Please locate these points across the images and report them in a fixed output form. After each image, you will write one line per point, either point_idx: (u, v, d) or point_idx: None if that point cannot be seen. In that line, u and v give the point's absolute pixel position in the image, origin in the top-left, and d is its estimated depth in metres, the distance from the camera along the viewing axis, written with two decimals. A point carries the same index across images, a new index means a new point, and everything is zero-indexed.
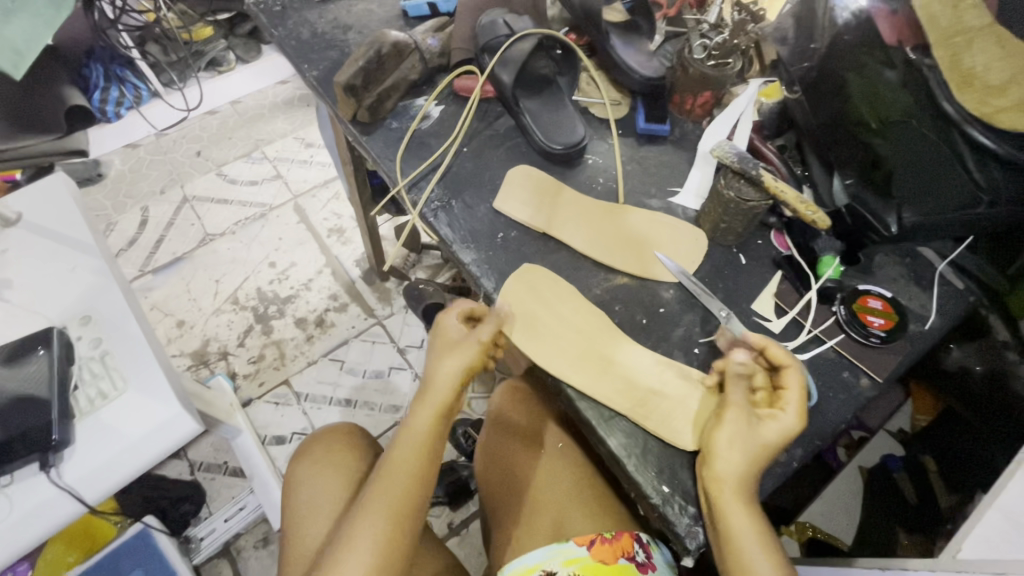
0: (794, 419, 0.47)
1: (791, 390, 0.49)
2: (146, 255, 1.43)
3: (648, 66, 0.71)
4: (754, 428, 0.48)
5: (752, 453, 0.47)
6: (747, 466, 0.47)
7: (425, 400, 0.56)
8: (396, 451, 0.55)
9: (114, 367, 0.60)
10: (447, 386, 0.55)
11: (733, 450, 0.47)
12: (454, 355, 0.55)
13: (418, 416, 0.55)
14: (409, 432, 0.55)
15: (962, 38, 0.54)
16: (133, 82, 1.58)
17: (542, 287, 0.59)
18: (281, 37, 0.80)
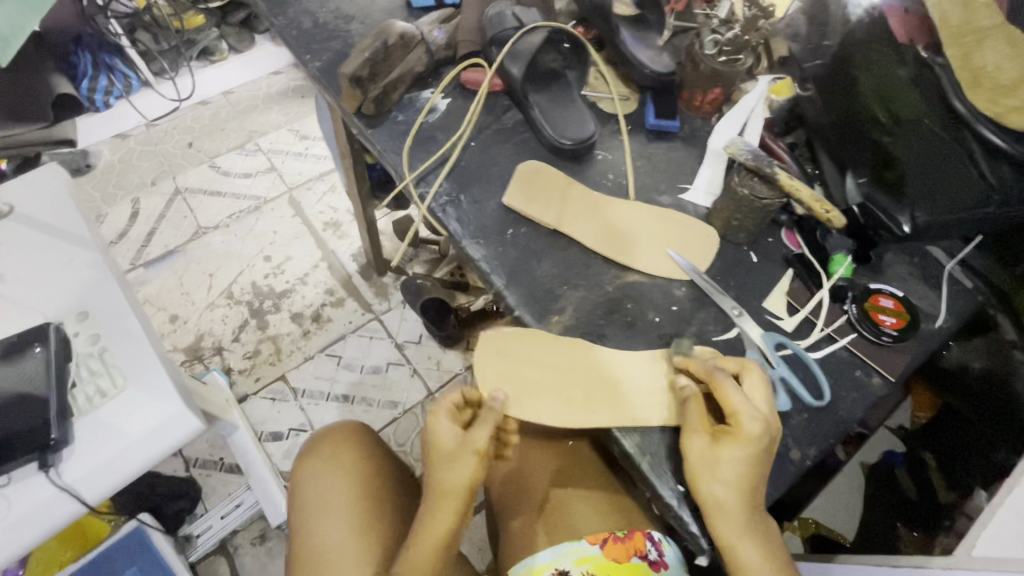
0: (748, 430, 0.46)
1: (738, 402, 0.47)
2: (137, 248, 1.40)
3: (658, 61, 0.70)
4: (728, 455, 0.45)
5: (739, 481, 0.45)
6: (740, 495, 0.45)
7: (433, 507, 0.49)
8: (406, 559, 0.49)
9: (113, 364, 0.58)
10: (456, 491, 0.49)
11: (715, 481, 0.45)
12: (453, 459, 0.49)
13: (433, 525, 0.49)
14: (421, 543, 0.49)
15: (974, 37, 0.54)
16: (122, 71, 1.51)
17: (518, 347, 0.55)
18: (282, 26, 0.78)
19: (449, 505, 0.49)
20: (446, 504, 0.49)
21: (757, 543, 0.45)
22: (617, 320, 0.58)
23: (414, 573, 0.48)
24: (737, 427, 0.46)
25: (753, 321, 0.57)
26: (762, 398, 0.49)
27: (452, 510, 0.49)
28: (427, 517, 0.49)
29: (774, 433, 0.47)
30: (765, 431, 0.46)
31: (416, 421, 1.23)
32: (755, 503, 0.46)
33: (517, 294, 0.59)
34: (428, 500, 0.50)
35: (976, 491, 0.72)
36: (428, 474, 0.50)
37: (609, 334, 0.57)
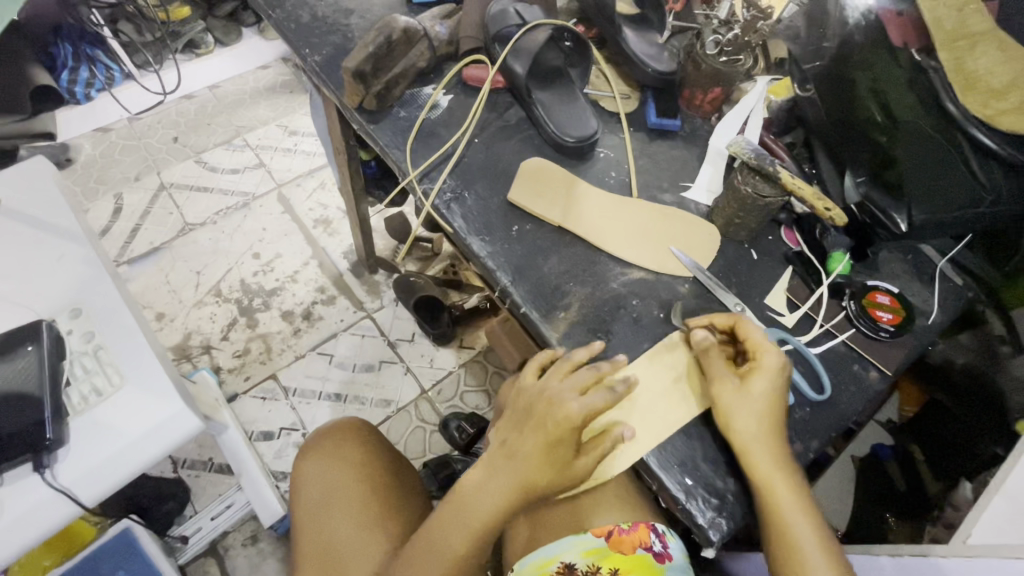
0: (766, 361, 0.50)
1: (758, 341, 0.51)
2: (121, 244, 1.37)
3: (659, 61, 0.71)
4: (750, 388, 0.50)
5: (767, 412, 0.49)
6: (766, 427, 0.49)
7: (500, 467, 0.52)
8: (453, 507, 0.54)
9: (109, 362, 0.57)
10: (524, 462, 0.51)
11: (742, 413, 0.49)
12: (537, 429, 0.50)
13: (489, 486, 0.52)
14: (476, 501, 0.52)
15: (966, 40, 0.58)
16: (105, 63, 1.52)
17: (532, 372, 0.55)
18: (279, 19, 0.77)
19: (513, 471, 0.51)
20: (508, 464, 0.51)
21: (786, 474, 0.48)
22: (624, 316, 0.58)
23: (454, 533, 0.53)
24: (756, 362, 0.50)
25: (755, 317, 0.58)
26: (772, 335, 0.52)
27: (512, 478, 0.51)
28: (485, 476, 0.53)
29: (789, 370, 0.51)
30: (783, 363, 0.50)
31: (410, 419, 1.22)
32: (781, 434, 0.50)
33: (523, 291, 0.59)
34: (494, 455, 0.53)
35: (960, 481, 0.75)
36: (508, 433, 0.53)
37: (616, 331, 0.57)
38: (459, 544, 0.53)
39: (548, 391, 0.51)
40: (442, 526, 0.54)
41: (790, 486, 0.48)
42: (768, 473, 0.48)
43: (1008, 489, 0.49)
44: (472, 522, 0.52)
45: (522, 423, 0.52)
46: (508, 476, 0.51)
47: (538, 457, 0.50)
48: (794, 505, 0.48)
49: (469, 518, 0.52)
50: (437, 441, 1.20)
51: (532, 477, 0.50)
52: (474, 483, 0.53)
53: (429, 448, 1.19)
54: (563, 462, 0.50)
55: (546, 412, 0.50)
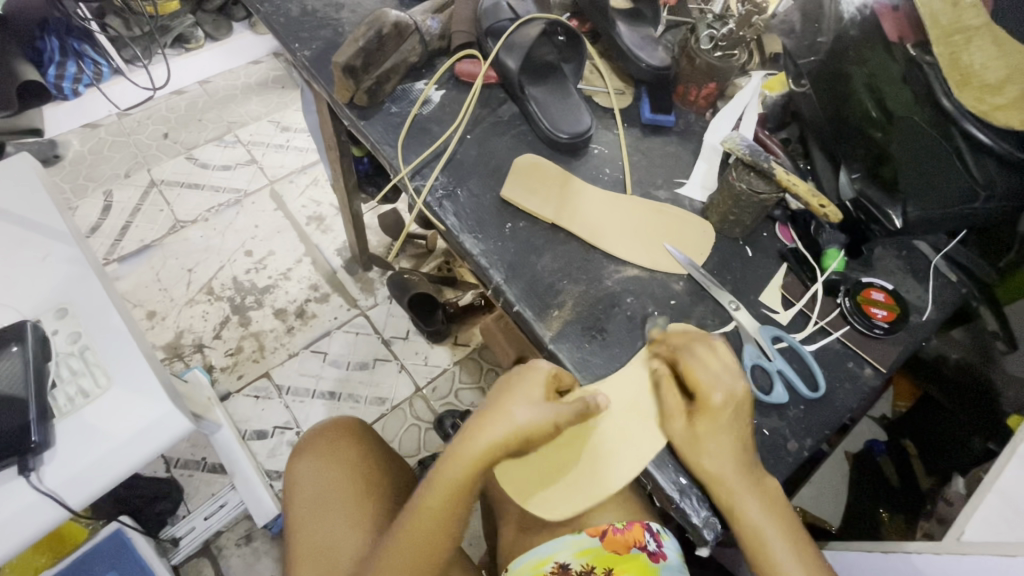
0: (713, 404, 0.47)
1: (703, 375, 0.48)
2: (111, 242, 1.35)
3: (653, 56, 0.70)
4: (703, 431, 0.48)
5: (734, 448, 0.47)
6: (740, 466, 0.47)
7: (477, 423, 0.49)
8: (437, 467, 0.50)
9: (96, 362, 0.56)
10: (505, 410, 0.49)
11: (711, 456, 0.47)
12: (518, 387, 0.50)
13: (474, 437, 0.48)
14: (458, 455, 0.48)
15: (962, 35, 0.55)
16: (92, 57, 1.47)
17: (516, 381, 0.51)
18: (268, 13, 0.76)
19: (494, 421, 0.48)
20: (495, 418, 0.48)
21: (770, 515, 0.47)
22: (618, 315, 0.58)
23: (429, 489, 0.49)
24: (703, 405, 0.48)
25: (750, 315, 0.58)
26: (721, 368, 0.49)
27: (491, 429, 0.48)
28: (469, 431, 0.49)
29: (745, 396, 0.48)
30: (735, 395, 0.48)
31: (405, 417, 1.21)
32: (757, 469, 0.48)
33: (517, 290, 0.58)
34: (474, 418, 0.50)
35: (954, 477, 0.75)
36: (489, 397, 0.51)
37: (611, 329, 0.57)
38: (437, 502, 0.49)
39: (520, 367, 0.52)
40: (426, 487, 0.50)
41: (778, 527, 0.47)
42: (753, 519, 0.46)
43: (1001, 486, 0.49)
44: (453, 475, 0.48)
45: (498, 392, 0.51)
46: (489, 432, 0.48)
47: (519, 405, 0.48)
48: (766, 521, 0.46)
49: (446, 474, 0.48)
50: (432, 439, 1.20)
51: (517, 424, 0.48)
52: (456, 439, 0.50)
53: (424, 446, 1.19)
54: (543, 404, 0.49)
55: (521, 378, 0.51)
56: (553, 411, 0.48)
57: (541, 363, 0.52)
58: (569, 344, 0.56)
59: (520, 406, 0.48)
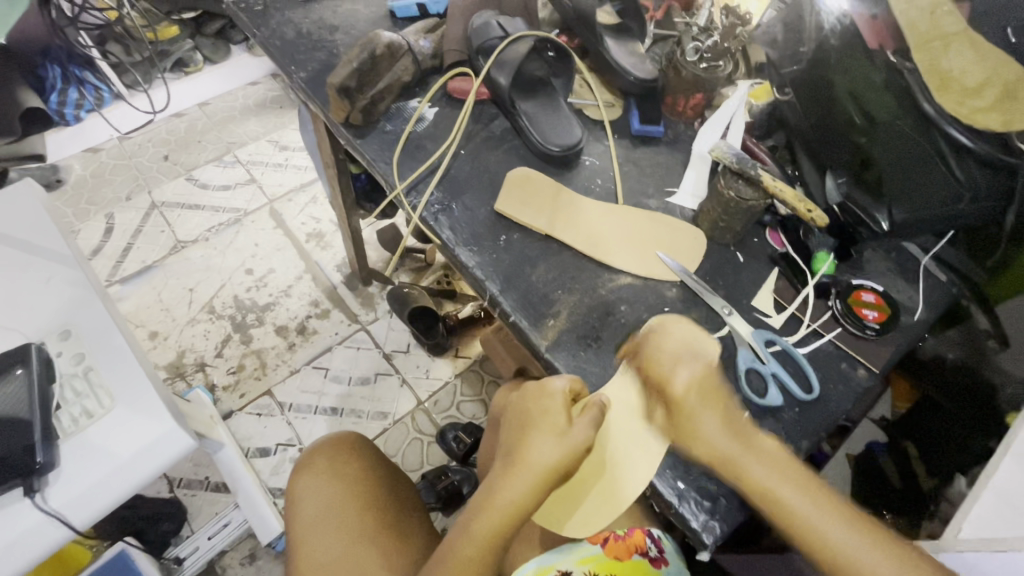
0: (676, 392, 0.49)
1: (661, 367, 0.51)
2: (112, 265, 1.37)
3: (641, 69, 0.72)
4: (685, 418, 0.49)
5: (723, 423, 0.48)
6: (733, 439, 0.47)
7: (506, 469, 0.50)
8: (469, 511, 0.51)
9: (100, 382, 0.57)
10: (529, 453, 0.50)
11: (704, 436, 0.48)
12: (533, 420, 0.51)
13: (505, 487, 0.49)
14: (488, 504, 0.50)
15: (940, 41, 0.58)
16: (93, 83, 1.51)
17: (530, 405, 0.52)
18: (264, 37, 0.78)
19: (519, 467, 0.49)
20: (523, 463, 0.49)
21: (785, 478, 0.45)
22: (613, 323, 0.59)
23: (464, 535, 0.50)
24: (670, 394, 0.50)
25: (743, 319, 0.59)
26: (678, 346, 0.51)
27: (519, 474, 0.49)
28: (499, 480, 0.50)
29: (701, 374, 0.50)
30: (696, 373, 0.50)
31: (407, 430, 1.22)
32: (751, 436, 0.48)
33: (513, 300, 0.59)
34: (500, 460, 0.52)
35: (955, 476, 0.76)
36: (507, 436, 0.53)
37: (606, 336, 0.58)
38: (473, 548, 0.49)
39: (529, 393, 0.53)
40: (461, 536, 0.50)
41: (800, 492, 0.45)
42: (769, 486, 0.45)
43: (998, 484, 0.49)
44: (488, 524, 0.49)
45: (515, 431, 0.52)
46: (518, 476, 0.49)
47: (539, 444, 0.50)
48: (812, 508, 0.44)
49: (481, 521, 0.50)
50: (434, 452, 1.20)
51: (541, 464, 0.49)
52: (487, 486, 0.51)
53: (427, 459, 1.19)
54: (561, 437, 0.50)
55: (533, 409, 0.52)
56: (575, 437, 0.49)
57: (554, 382, 0.53)
58: (566, 353, 0.57)
59: (543, 444, 0.50)
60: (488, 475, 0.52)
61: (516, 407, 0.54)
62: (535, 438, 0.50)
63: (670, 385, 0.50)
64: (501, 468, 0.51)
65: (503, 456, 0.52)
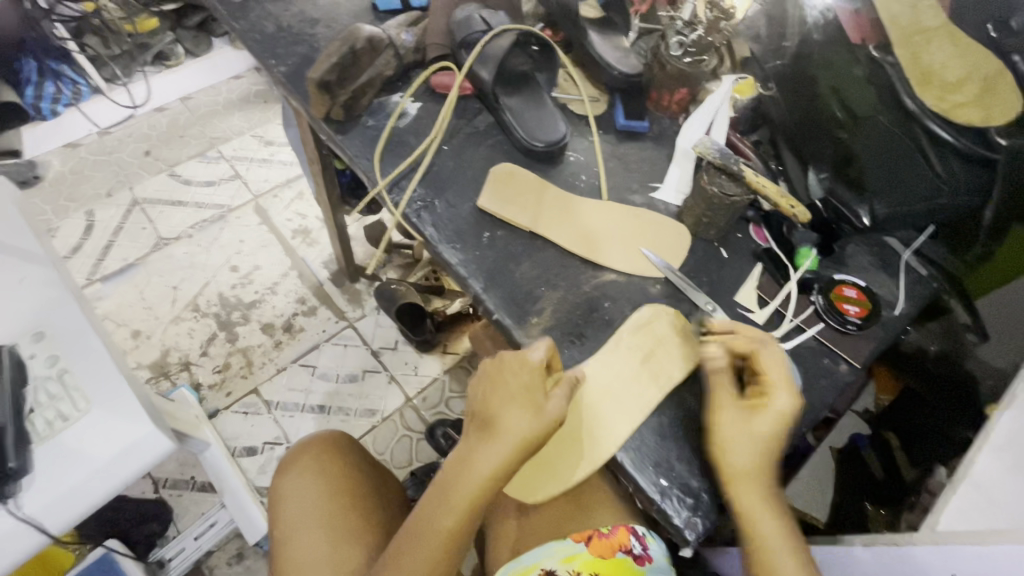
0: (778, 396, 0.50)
1: (774, 374, 0.51)
2: (93, 262, 1.35)
3: (626, 63, 0.71)
4: (733, 425, 0.50)
5: (757, 449, 0.50)
6: (757, 467, 0.49)
7: (478, 440, 0.50)
8: (441, 484, 0.51)
9: (74, 385, 0.55)
10: (502, 424, 0.50)
11: (734, 448, 0.49)
12: (504, 390, 0.51)
13: (478, 457, 0.49)
14: (461, 477, 0.50)
15: (921, 37, 0.57)
16: (71, 77, 1.48)
17: (504, 375, 0.52)
18: (243, 30, 0.76)
19: (493, 439, 0.49)
20: (498, 434, 0.49)
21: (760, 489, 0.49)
22: (597, 320, 0.58)
23: (439, 507, 0.50)
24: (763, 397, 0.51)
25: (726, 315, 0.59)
26: (784, 368, 0.51)
27: (492, 444, 0.49)
28: (473, 448, 0.50)
29: (789, 409, 0.49)
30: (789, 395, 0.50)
31: (395, 427, 1.21)
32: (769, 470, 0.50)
33: (497, 297, 0.59)
34: (470, 429, 0.52)
35: (936, 468, 0.77)
36: (477, 404, 0.52)
37: (590, 333, 0.57)
38: (449, 519, 0.50)
39: (504, 361, 0.52)
40: (434, 505, 0.51)
41: (765, 500, 0.50)
42: (742, 479, 0.49)
43: (974, 477, 0.51)
44: (462, 494, 0.50)
45: (490, 400, 0.52)
46: (491, 446, 0.49)
47: (512, 415, 0.50)
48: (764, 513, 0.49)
49: (455, 492, 0.50)
50: (423, 449, 1.19)
51: (515, 437, 0.49)
52: (460, 456, 0.51)
53: (416, 456, 1.19)
54: (537, 411, 0.50)
55: (504, 377, 0.51)
56: (550, 412, 0.50)
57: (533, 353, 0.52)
58: None
59: (518, 416, 0.49)
60: (461, 443, 0.52)
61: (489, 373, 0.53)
62: (509, 408, 0.50)
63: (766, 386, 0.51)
64: (474, 436, 0.51)
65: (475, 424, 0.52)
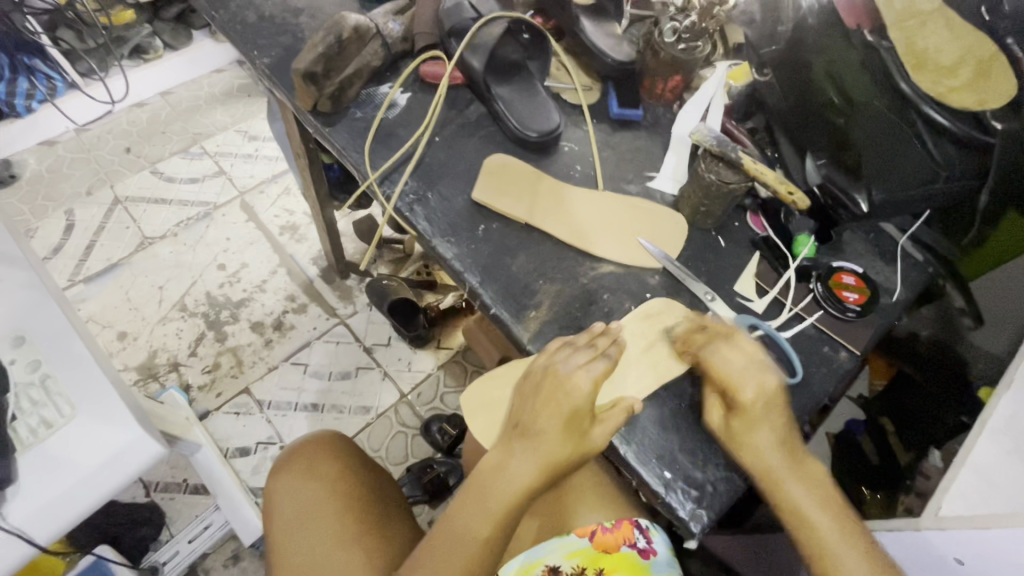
0: (747, 398, 0.49)
1: (731, 370, 0.50)
2: (75, 263, 1.31)
3: (618, 51, 0.70)
4: (745, 426, 0.48)
5: (780, 440, 0.49)
6: (785, 457, 0.48)
7: (521, 449, 0.50)
8: (476, 488, 0.51)
9: (58, 391, 0.53)
10: (549, 439, 0.49)
11: (756, 448, 0.48)
12: (553, 403, 0.50)
13: (512, 469, 0.50)
14: (499, 484, 0.50)
15: (915, 20, 0.56)
16: (44, 72, 1.43)
17: (547, 386, 0.50)
18: (224, 20, 0.74)
19: (538, 451, 0.50)
20: (541, 448, 0.50)
21: (800, 479, 0.48)
22: (596, 312, 0.58)
23: (477, 513, 0.50)
24: (738, 398, 0.49)
25: (726, 305, 0.59)
26: (742, 359, 0.50)
27: (536, 457, 0.50)
28: (513, 459, 0.50)
29: (774, 391, 0.49)
30: (764, 385, 0.49)
31: (391, 424, 1.20)
32: (801, 456, 0.49)
33: (493, 292, 0.58)
34: (510, 435, 0.51)
35: (930, 451, 0.78)
36: (522, 411, 0.51)
37: (588, 326, 0.57)
38: (486, 527, 0.50)
39: (556, 374, 0.50)
40: (468, 515, 0.50)
41: (813, 494, 0.47)
42: (776, 474, 0.48)
43: (974, 461, 0.51)
44: (500, 502, 0.50)
45: (528, 407, 0.51)
46: (532, 457, 0.50)
47: (560, 431, 0.49)
48: (819, 510, 0.47)
49: (493, 499, 0.50)
50: (419, 445, 1.18)
51: (561, 453, 0.50)
52: (495, 464, 0.51)
53: (412, 453, 1.18)
54: (583, 436, 0.50)
55: (555, 391, 0.50)
56: (598, 436, 0.50)
57: (583, 370, 0.50)
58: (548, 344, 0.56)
59: (561, 435, 0.49)
60: (497, 450, 0.51)
61: (532, 378, 0.52)
62: (558, 427, 0.49)
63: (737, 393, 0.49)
64: (514, 445, 0.51)
65: (511, 432, 0.51)
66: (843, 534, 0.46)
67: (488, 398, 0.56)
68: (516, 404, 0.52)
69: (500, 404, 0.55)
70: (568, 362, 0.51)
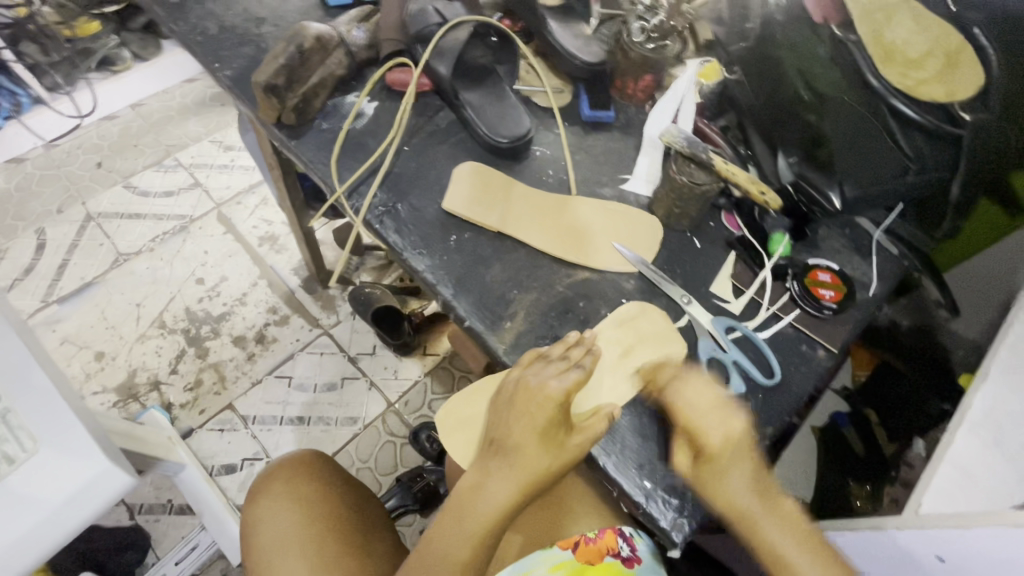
0: (713, 445, 0.49)
1: (697, 416, 0.50)
2: (48, 283, 1.28)
3: (586, 51, 0.69)
4: (713, 473, 0.48)
5: (749, 483, 0.49)
6: (756, 497, 0.50)
7: (498, 468, 0.50)
8: (455, 510, 0.51)
9: (20, 424, 0.45)
10: (525, 454, 0.50)
11: (728, 492, 0.49)
12: (526, 417, 0.49)
13: (491, 486, 0.50)
14: (477, 504, 0.50)
15: (883, 13, 0.57)
16: (8, 88, 1.39)
17: (519, 400, 0.50)
18: (184, 32, 0.72)
19: (514, 468, 0.50)
20: (516, 463, 0.50)
21: (776, 520, 0.49)
22: (571, 319, 0.57)
23: (456, 536, 0.50)
24: (706, 446, 0.49)
25: (702, 307, 0.58)
26: (711, 402, 0.50)
27: (515, 473, 0.50)
28: (490, 475, 0.50)
29: (740, 433, 0.50)
30: (729, 429, 0.50)
31: (378, 434, 1.19)
32: (772, 493, 0.51)
33: (467, 304, 0.57)
34: (486, 454, 0.51)
35: (914, 440, 0.79)
36: (497, 426, 0.51)
37: (563, 334, 0.56)
38: (466, 549, 0.49)
39: (527, 388, 0.49)
40: (449, 536, 0.50)
41: (783, 531, 0.49)
42: (750, 513, 0.49)
43: (952, 456, 0.52)
44: (479, 522, 0.50)
45: (504, 420, 0.51)
46: (511, 472, 0.50)
47: (536, 445, 0.49)
48: (796, 549, 0.48)
49: (473, 518, 0.50)
50: (409, 454, 1.17)
51: (538, 466, 0.50)
52: (473, 483, 0.51)
53: (401, 462, 1.16)
54: (559, 448, 0.49)
55: (528, 404, 0.49)
56: (573, 448, 0.49)
57: (552, 382, 0.49)
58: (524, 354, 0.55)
59: (535, 449, 0.50)
60: (474, 468, 0.51)
61: (506, 391, 0.51)
62: (535, 441, 0.49)
63: (707, 442, 0.49)
64: (491, 461, 0.51)
65: (488, 448, 0.51)
66: (817, 563, 0.47)
67: (461, 414, 0.54)
68: (491, 419, 0.52)
69: (476, 421, 0.54)
70: (537, 375, 0.50)
